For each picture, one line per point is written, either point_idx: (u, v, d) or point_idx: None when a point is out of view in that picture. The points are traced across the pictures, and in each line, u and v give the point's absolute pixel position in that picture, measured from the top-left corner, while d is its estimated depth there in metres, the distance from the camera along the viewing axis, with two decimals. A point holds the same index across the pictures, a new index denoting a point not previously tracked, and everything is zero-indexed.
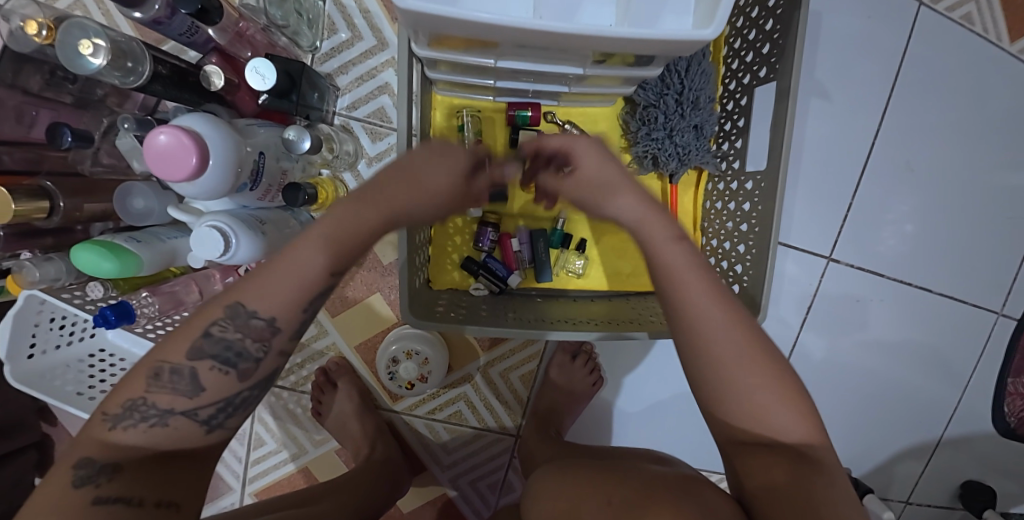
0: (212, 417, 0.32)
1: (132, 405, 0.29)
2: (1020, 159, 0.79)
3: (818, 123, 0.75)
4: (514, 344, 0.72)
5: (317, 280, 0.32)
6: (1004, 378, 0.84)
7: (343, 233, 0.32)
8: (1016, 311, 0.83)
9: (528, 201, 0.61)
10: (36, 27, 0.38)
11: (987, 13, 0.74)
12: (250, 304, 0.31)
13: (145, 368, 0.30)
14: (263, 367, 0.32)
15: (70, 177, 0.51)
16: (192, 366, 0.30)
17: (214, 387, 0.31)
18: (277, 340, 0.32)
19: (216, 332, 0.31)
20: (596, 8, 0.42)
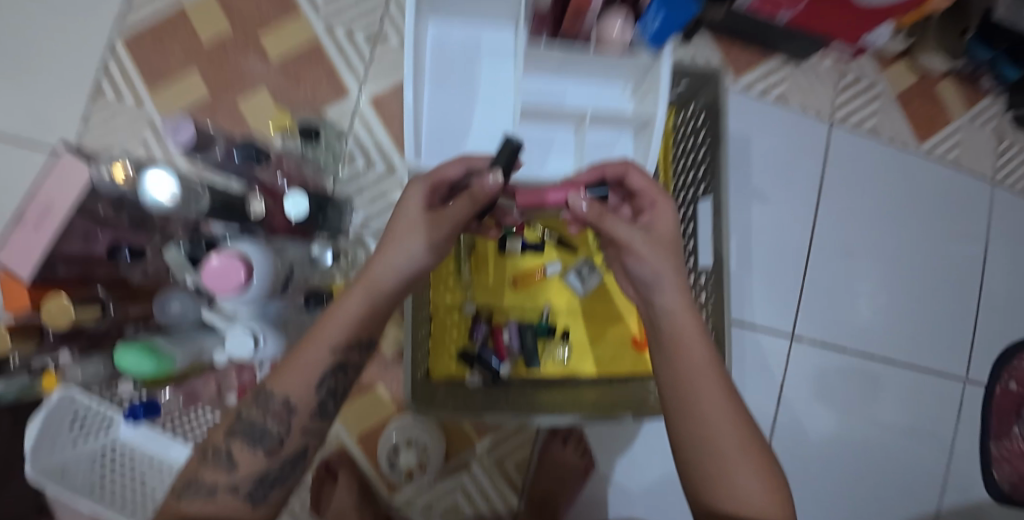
0: (252, 491, 0.38)
1: (191, 482, 0.38)
2: (947, 240, 0.92)
3: (771, 219, 0.86)
4: (508, 431, 0.76)
5: (321, 361, 0.40)
6: (986, 442, 0.90)
7: (341, 316, 0.40)
8: (982, 377, 0.92)
9: (517, 297, 0.70)
10: (123, 170, 0.49)
11: (891, 123, 0.90)
12: (273, 388, 0.39)
13: (202, 452, 0.40)
14: (287, 445, 0.40)
15: (118, 285, 0.61)
16: (228, 447, 0.39)
17: (247, 463, 0.38)
18: (296, 419, 0.40)
19: (246, 415, 0.39)
20: (559, 163, 0.58)
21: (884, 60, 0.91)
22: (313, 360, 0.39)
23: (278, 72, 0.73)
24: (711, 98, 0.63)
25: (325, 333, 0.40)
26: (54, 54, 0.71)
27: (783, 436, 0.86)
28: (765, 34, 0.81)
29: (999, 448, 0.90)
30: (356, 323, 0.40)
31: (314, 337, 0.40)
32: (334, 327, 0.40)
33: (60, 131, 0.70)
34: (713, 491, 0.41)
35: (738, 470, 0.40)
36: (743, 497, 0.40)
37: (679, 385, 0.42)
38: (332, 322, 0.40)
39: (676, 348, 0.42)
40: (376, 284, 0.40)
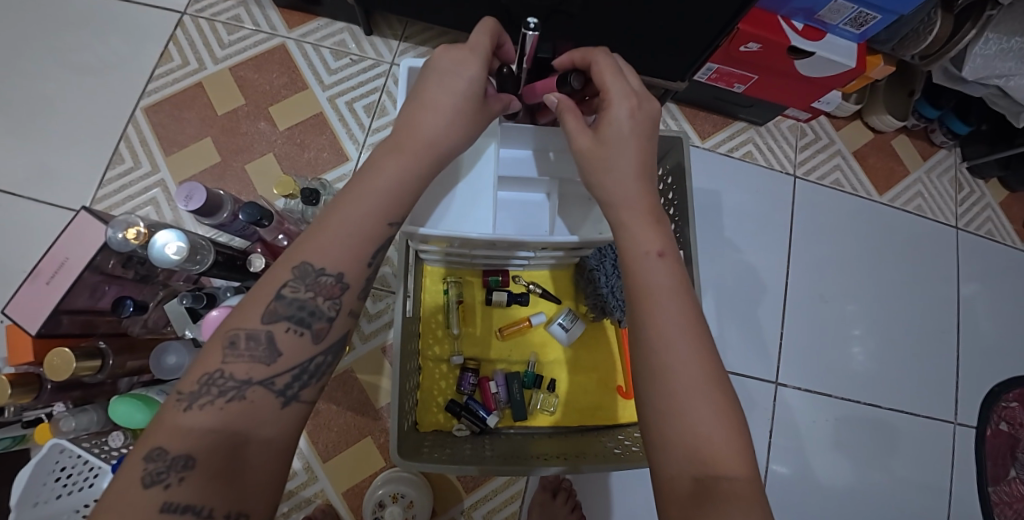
0: (288, 387, 0.34)
1: (211, 379, 0.32)
2: (919, 284, 0.96)
3: (749, 267, 0.91)
4: (497, 484, 0.75)
5: (377, 233, 0.37)
6: (985, 487, 0.90)
7: (380, 181, 0.37)
8: (971, 419, 0.93)
9: (503, 348, 0.72)
10: (136, 232, 0.54)
11: (851, 177, 0.97)
12: (317, 263, 0.35)
13: (221, 340, 0.34)
14: (336, 328, 0.37)
15: (118, 336, 0.63)
16: (269, 330, 0.34)
17: (292, 350, 0.35)
18: (346, 297, 0.37)
19: (289, 293, 0.35)
20: (537, 224, 0.61)
21: (839, 120, 0.99)
22: (335, 241, 0.36)
23: (285, 138, 0.80)
24: (676, 160, 0.68)
25: (361, 201, 0.37)
26: (82, 125, 0.78)
27: (781, 485, 0.85)
28: (728, 102, 0.90)
29: (998, 493, 0.90)
30: (401, 195, 0.38)
31: (346, 219, 0.36)
32: (371, 198, 0.37)
33: (79, 193, 0.75)
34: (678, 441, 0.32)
35: (735, 468, 0.31)
36: (699, 428, 0.32)
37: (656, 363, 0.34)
38: (369, 188, 0.37)
39: (652, 322, 0.35)
40: (432, 146, 0.39)
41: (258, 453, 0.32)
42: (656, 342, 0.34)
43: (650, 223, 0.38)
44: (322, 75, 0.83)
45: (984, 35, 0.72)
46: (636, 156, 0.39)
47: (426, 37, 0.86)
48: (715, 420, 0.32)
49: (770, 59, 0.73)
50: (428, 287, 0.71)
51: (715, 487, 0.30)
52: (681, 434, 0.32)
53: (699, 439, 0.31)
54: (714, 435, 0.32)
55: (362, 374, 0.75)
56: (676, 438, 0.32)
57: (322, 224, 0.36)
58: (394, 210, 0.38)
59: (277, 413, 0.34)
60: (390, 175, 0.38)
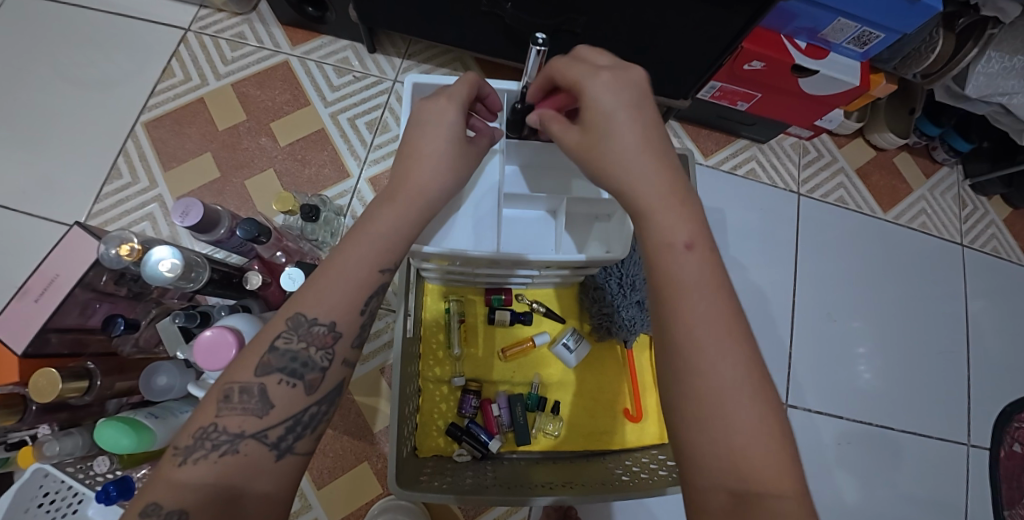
0: (282, 440, 0.33)
1: (205, 433, 0.31)
2: (926, 299, 0.95)
3: (753, 286, 0.89)
4: (499, 512, 0.71)
5: (370, 281, 0.36)
6: (1000, 512, 0.86)
7: (373, 230, 0.37)
8: (984, 440, 0.90)
9: (506, 368, 0.70)
10: (130, 249, 0.53)
11: (856, 195, 0.96)
12: (309, 312, 0.34)
13: (217, 394, 0.33)
14: (328, 378, 0.35)
15: (107, 357, 0.60)
16: (261, 382, 0.33)
17: (283, 403, 0.33)
18: (339, 347, 0.35)
19: (281, 344, 0.34)
20: (541, 243, 0.60)
21: (841, 138, 0.99)
22: (331, 285, 0.35)
23: (286, 154, 0.79)
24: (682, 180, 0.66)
25: (358, 246, 0.36)
26: (82, 139, 0.77)
27: None
28: (731, 120, 0.90)
29: (1015, 518, 0.86)
30: (396, 239, 0.37)
31: (341, 259, 0.36)
32: (369, 241, 0.37)
33: (74, 206, 0.74)
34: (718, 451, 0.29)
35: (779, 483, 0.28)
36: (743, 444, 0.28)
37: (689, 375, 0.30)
38: (367, 233, 0.37)
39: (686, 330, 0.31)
40: (422, 194, 0.39)
41: (254, 507, 0.31)
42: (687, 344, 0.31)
43: (673, 196, 0.35)
44: (325, 92, 0.82)
45: (987, 54, 0.72)
46: (634, 127, 0.37)
47: (429, 54, 0.86)
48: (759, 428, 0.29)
49: (773, 77, 0.73)
50: (429, 306, 0.69)
51: (758, 507, 0.27)
52: (724, 458, 0.28)
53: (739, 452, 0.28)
54: (756, 452, 0.28)
55: (361, 396, 0.73)
56: (710, 457, 0.29)
57: (318, 272, 0.36)
58: (387, 254, 0.37)
59: (272, 466, 0.33)
60: (385, 222, 0.37)
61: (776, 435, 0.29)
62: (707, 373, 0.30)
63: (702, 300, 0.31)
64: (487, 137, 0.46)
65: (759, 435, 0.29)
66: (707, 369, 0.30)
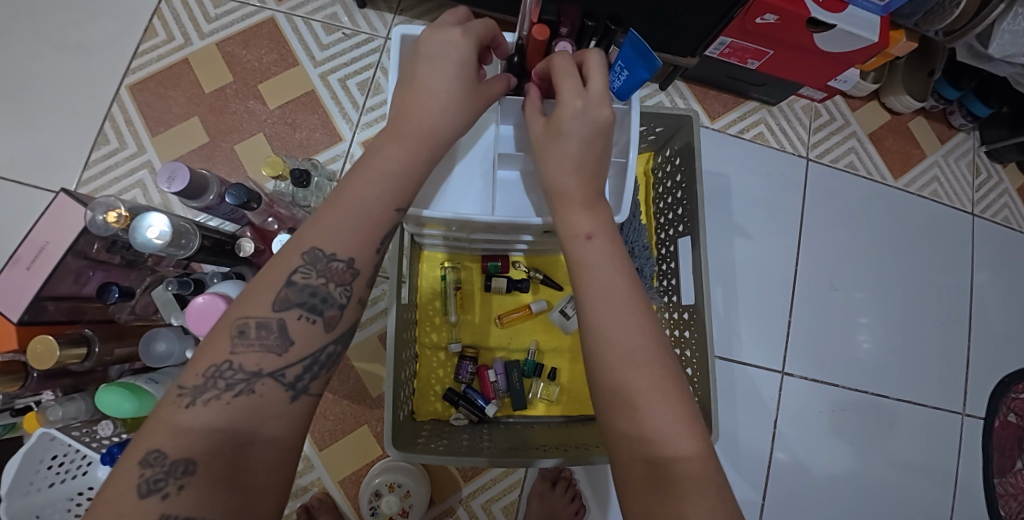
0: (298, 380, 0.32)
1: (217, 372, 0.30)
2: (931, 268, 0.93)
3: (755, 253, 0.88)
4: (496, 472, 0.73)
5: (385, 219, 0.35)
6: (990, 478, 0.88)
7: (383, 191, 0.35)
8: (980, 410, 0.91)
9: (503, 335, 0.70)
10: (117, 215, 0.51)
11: (867, 161, 0.93)
12: (328, 248, 0.33)
13: (228, 329, 0.31)
14: (346, 315, 0.34)
15: (104, 324, 0.60)
16: (280, 318, 0.32)
17: (303, 339, 0.32)
18: (358, 285, 0.35)
19: (299, 278, 0.33)
20: None
21: (855, 101, 0.95)
22: (345, 223, 0.33)
23: (275, 118, 0.77)
24: (684, 140, 0.62)
25: (366, 193, 0.34)
26: (65, 104, 0.75)
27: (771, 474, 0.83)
28: (739, 80, 0.86)
29: (1004, 484, 0.89)
30: (405, 191, 0.36)
31: (343, 199, 0.34)
32: (377, 179, 0.35)
33: (64, 174, 0.73)
34: (626, 429, 0.32)
35: (683, 452, 0.30)
36: (645, 418, 0.31)
37: (602, 357, 0.33)
38: (372, 172, 0.35)
39: (595, 322, 0.34)
40: (432, 131, 0.37)
41: (264, 453, 0.29)
42: (595, 333, 0.34)
43: (590, 212, 0.38)
44: (313, 51, 0.79)
45: (1015, 9, 0.68)
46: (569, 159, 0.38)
47: (421, 11, 0.82)
48: (667, 408, 0.31)
49: (787, 32, 0.69)
50: (426, 274, 0.69)
51: (668, 472, 0.30)
52: (635, 434, 0.31)
53: (648, 426, 0.31)
54: (667, 428, 0.31)
55: (359, 362, 0.73)
56: (625, 433, 0.32)
57: (330, 207, 0.34)
58: (403, 194, 0.36)
59: (286, 409, 0.31)
60: (394, 159, 0.36)
61: (685, 412, 0.32)
62: (610, 360, 0.33)
63: (611, 297, 0.34)
64: (500, 81, 0.42)
65: (667, 409, 0.31)
66: (615, 350, 0.33)
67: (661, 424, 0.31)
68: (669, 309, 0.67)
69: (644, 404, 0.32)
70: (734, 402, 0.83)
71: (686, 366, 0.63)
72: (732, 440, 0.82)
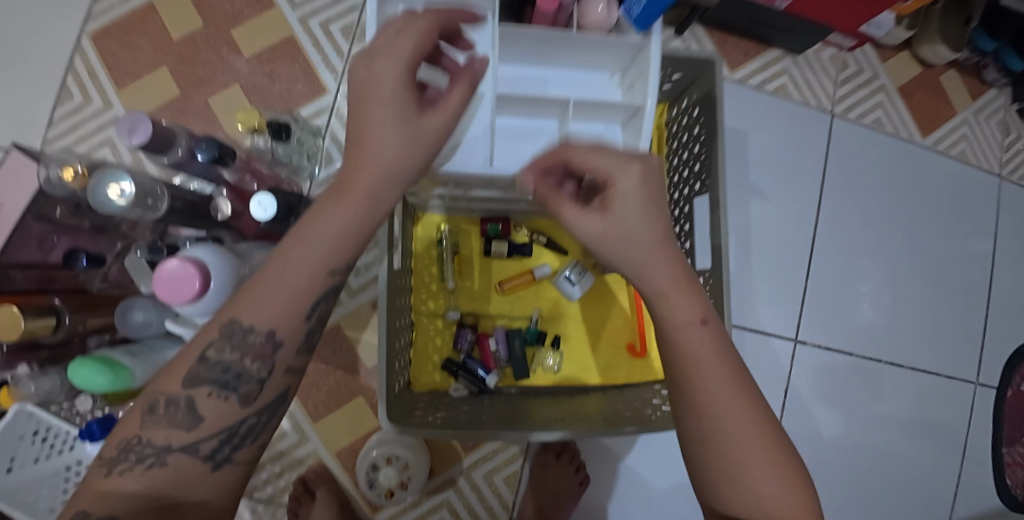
0: (215, 452, 0.32)
1: (130, 445, 0.30)
2: (953, 233, 0.89)
3: (771, 216, 0.83)
4: (496, 444, 0.71)
5: (314, 287, 0.31)
6: (999, 448, 0.87)
7: (313, 253, 0.30)
8: (994, 380, 0.89)
9: (504, 303, 0.66)
10: (74, 172, 0.46)
11: (895, 117, 0.87)
12: (246, 320, 0.30)
13: (143, 403, 0.31)
14: (267, 389, 0.32)
15: (76, 293, 0.56)
16: (189, 395, 0.31)
17: (214, 416, 0.31)
18: (280, 355, 0.32)
19: (213, 355, 0.31)
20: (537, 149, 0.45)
21: (885, 51, 0.88)
22: (276, 294, 0.30)
23: (254, 69, 0.70)
24: (704, 88, 0.56)
25: (293, 263, 0.30)
26: (20, 52, 0.68)
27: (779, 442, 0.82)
28: (762, 25, 0.78)
29: (1012, 454, 0.87)
30: (346, 245, 0.30)
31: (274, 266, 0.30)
32: (304, 245, 0.30)
33: (25, 131, 0.67)
34: (725, 494, 0.34)
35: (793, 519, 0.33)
36: (751, 487, 0.33)
37: (707, 427, 0.34)
38: (301, 239, 0.30)
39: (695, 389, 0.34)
40: (383, 166, 0.30)
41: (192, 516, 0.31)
42: (699, 407, 0.34)
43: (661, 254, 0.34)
44: None
45: None
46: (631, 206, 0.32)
47: None
48: (771, 472, 0.33)
49: None
50: (421, 237, 0.64)
51: None
52: (739, 497, 0.34)
53: (759, 496, 0.33)
54: (776, 496, 0.33)
55: (351, 331, 0.70)
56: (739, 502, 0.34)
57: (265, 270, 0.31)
58: (336, 258, 0.31)
59: (208, 476, 0.32)
60: (325, 223, 0.30)
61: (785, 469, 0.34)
62: (720, 436, 0.34)
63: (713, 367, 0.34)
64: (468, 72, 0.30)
65: (776, 477, 0.33)
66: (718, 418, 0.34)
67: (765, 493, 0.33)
68: None
69: (748, 472, 0.33)
70: (744, 372, 0.81)
71: None
72: None
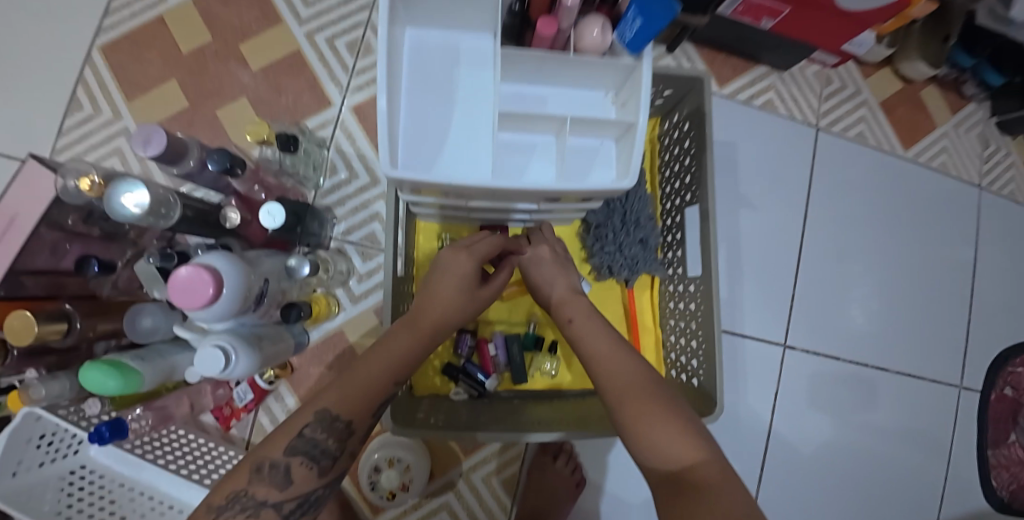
0: (291, 513, 0.37)
1: (236, 497, 0.35)
2: (935, 241, 0.92)
3: (759, 225, 0.85)
4: (495, 447, 0.72)
5: (385, 390, 0.41)
6: (984, 450, 0.89)
7: (390, 359, 0.42)
8: (977, 383, 0.91)
9: (503, 309, 0.68)
10: (91, 182, 0.47)
11: (877, 129, 0.91)
12: (334, 409, 0.38)
13: (248, 465, 0.36)
14: (337, 466, 0.39)
15: (87, 299, 0.58)
16: (288, 461, 0.37)
17: (301, 481, 0.37)
18: (351, 441, 0.40)
19: (308, 432, 0.37)
20: (540, 165, 0.47)
21: (867, 67, 0.91)
22: (359, 393, 0.40)
23: (260, 82, 0.72)
24: (694, 105, 0.59)
25: (371, 371, 0.41)
26: (32, 65, 0.70)
27: (769, 445, 0.84)
28: (750, 42, 0.81)
29: (998, 456, 0.90)
30: (407, 364, 0.43)
31: (360, 371, 0.41)
32: (382, 364, 0.41)
33: (34, 141, 0.68)
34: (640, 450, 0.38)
35: (686, 456, 0.36)
36: (650, 440, 0.38)
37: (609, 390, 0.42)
38: (379, 358, 0.41)
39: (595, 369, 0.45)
40: (443, 322, 0.45)
41: None
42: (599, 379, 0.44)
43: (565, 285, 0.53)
44: (298, 9, 0.74)
45: None
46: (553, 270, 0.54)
47: None
48: (661, 423, 0.38)
49: None
50: (422, 245, 0.66)
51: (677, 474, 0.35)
52: (646, 445, 0.38)
53: (654, 444, 0.37)
54: (666, 442, 0.37)
55: (354, 336, 0.71)
56: (646, 451, 0.38)
57: (349, 376, 0.41)
58: (403, 373, 0.43)
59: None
60: (400, 346, 0.42)
61: (674, 417, 0.39)
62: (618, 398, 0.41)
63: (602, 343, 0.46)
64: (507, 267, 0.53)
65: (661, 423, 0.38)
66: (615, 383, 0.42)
67: (660, 442, 0.37)
68: (671, 282, 0.66)
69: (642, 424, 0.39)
70: (737, 376, 0.83)
71: (691, 340, 0.61)
72: (733, 414, 0.82)
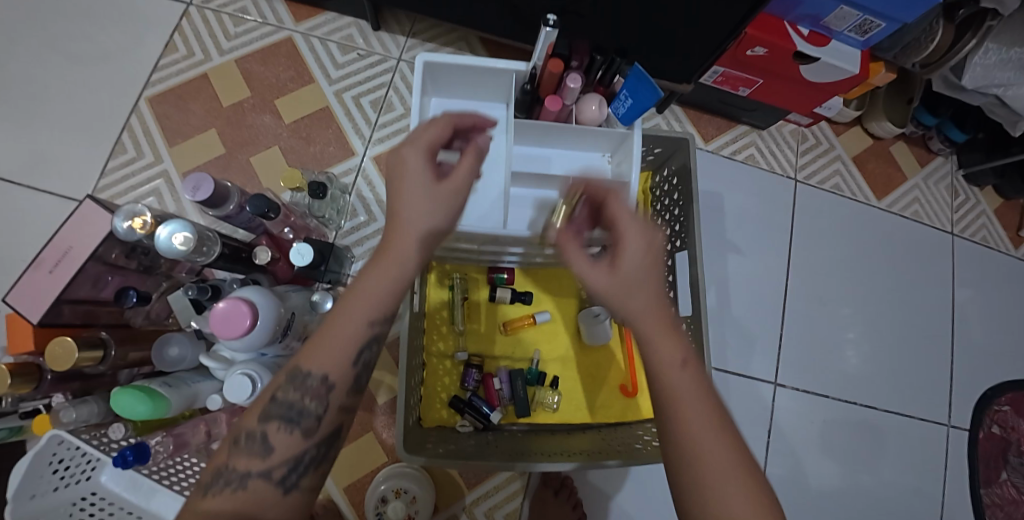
0: (286, 477, 0.36)
1: (220, 472, 0.35)
2: (915, 286, 0.98)
3: (747, 269, 0.91)
4: (498, 481, 0.74)
5: (359, 337, 0.37)
6: (977, 490, 0.91)
7: (364, 293, 0.37)
8: (964, 422, 0.94)
9: (507, 344, 0.73)
10: (142, 222, 0.53)
11: (851, 183, 0.98)
12: (307, 366, 0.37)
13: (229, 439, 0.37)
14: (324, 423, 0.37)
15: (120, 327, 0.62)
16: (262, 429, 0.36)
17: (283, 446, 0.36)
18: (333, 396, 0.37)
19: (280, 395, 0.36)
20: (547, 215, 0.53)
21: (839, 126, 1.00)
22: (334, 346, 0.37)
23: (290, 132, 0.79)
24: (681, 161, 0.66)
25: (340, 321, 0.37)
26: (84, 114, 0.77)
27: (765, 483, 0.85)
28: (731, 106, 0.90)
29: (991, 495, 0.91)
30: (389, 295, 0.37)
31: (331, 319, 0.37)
32: (350, 302, 0.37)
33: (80, 182, 0.75)
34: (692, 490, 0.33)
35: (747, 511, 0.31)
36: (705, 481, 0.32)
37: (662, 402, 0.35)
38: (349, 296, 0.37)
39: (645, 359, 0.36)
40: (411, 233, 0.37)
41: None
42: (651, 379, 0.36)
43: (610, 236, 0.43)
44: (328, 69, 0.83)
45: (985, 45, 0.74)
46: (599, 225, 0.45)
47: (432, 34, 0.86)
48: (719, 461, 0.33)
49: (776, 62, 0.73)
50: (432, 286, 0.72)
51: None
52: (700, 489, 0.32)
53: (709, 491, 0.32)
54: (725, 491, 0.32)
55: None
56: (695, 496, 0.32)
57: (323, 330, 0.38)
58: (379, 310, 0.37)
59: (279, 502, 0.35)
60: (371, 280, 0.37)
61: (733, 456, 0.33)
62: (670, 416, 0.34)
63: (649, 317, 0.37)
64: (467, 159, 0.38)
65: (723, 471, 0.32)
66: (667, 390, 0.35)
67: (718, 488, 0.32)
68: None
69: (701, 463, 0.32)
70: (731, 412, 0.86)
71: None
72: None
